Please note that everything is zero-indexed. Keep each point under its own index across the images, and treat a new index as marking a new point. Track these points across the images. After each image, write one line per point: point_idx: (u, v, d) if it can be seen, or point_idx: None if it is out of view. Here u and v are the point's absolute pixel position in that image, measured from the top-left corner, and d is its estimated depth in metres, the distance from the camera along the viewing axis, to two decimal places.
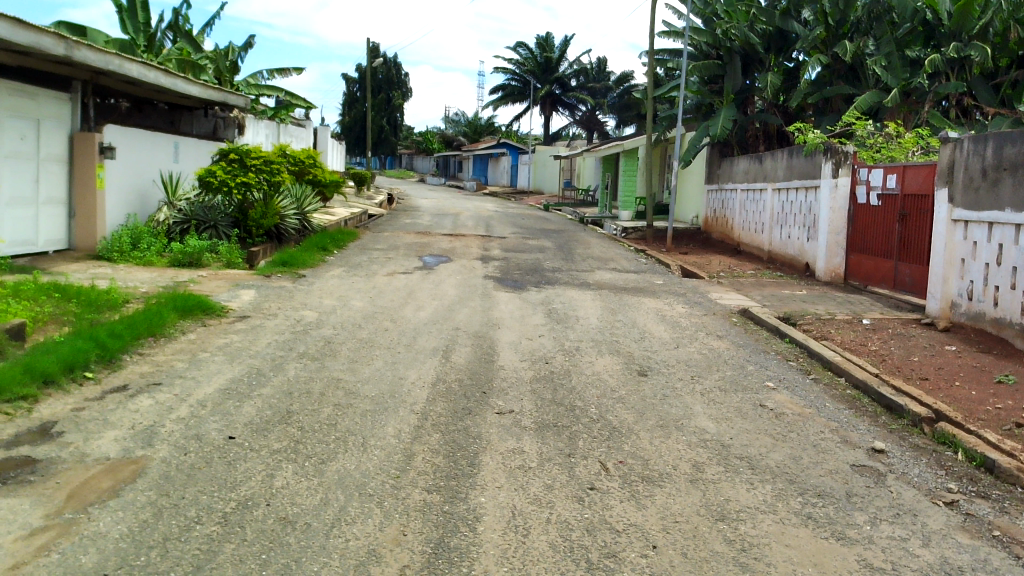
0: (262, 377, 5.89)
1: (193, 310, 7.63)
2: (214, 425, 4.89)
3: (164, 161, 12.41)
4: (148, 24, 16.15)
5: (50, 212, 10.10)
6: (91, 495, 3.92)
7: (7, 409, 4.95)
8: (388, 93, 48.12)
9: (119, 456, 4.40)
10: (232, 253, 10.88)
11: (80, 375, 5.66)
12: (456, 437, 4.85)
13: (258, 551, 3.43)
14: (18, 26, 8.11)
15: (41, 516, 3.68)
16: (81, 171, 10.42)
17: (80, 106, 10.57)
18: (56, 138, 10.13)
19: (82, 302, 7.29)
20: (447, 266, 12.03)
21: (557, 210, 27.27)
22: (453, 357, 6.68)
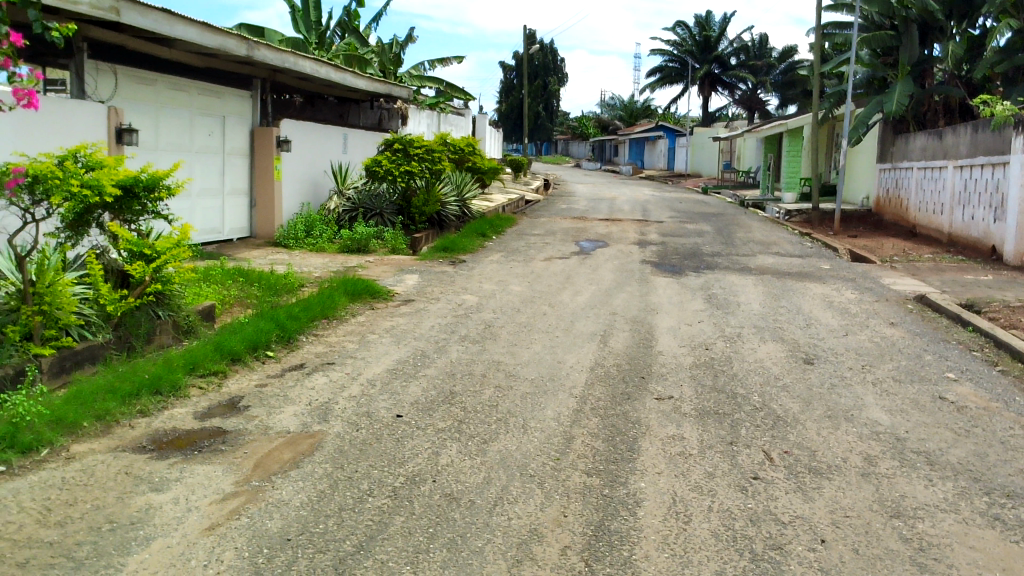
0: (427, 359, 6.12)
1: (363, 294, 8.00)
2: (384, 404, 5.13)
3: (334, 152, 13.05)
4: (319, 22, 17.06)
5: (234, 202, 10.87)
6: (274, 465, 4.21)
7: (201, 383, 5.41)
8: (545, 79, 48.43)
9: (298, 430, 4.70)
10: (397, 240, 11.30)
11: (262, 354, 6.08)
12: (615, 421, 4.85)
13: (426, 525, 3.57)
14: (207, 31, 8.74)
15: (231, 482, 4.00)
16: (260, 164, 11.13)
17: (260, 103, 11.28)
18: (239, 133, 10.88)
19: (263, 285, 7.81)
20: (603, 251, 12.00)
21: (717, 193, 26.61)
22: (611, 342, 6.68)
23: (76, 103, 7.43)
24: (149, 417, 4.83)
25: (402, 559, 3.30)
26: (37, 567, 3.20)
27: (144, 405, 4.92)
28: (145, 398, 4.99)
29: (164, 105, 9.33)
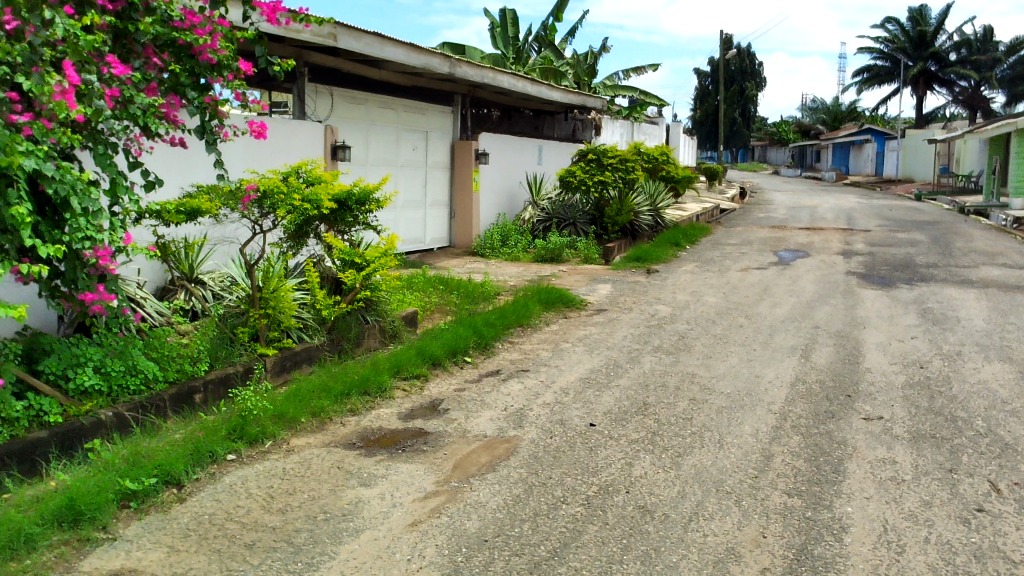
0: (620, 369, 6.10)
1: (556, 303, 8.12)
2: (577, 412, 5.17)
3: (529, 163, 13.34)
4: (516, 38, 17.59)
5: (435, 213, 11.39)
6: (472, 467, 4.35)
7: (405, 385, 5.70)
8: (742, 84, 47.06)
9: (494, 434, 4.84)
10: (590, 249, 11.37)
11: (461, 359, 6.32)
12: (819, 441, 4.62)
13: (619, 535, 3.56)
14: (413, 51, 9.21)
15: (433, 482, 4.17)
16: (460, 176, 11.59)
17: (460, 118, 11.75)
18: (441, 147, 11.37)
19: (462, 293, 8.10)
20: (804, 261, 11.47)
21: (932, 199, 24.75)
22: (813, 357, 6.36)
23: (298, 124, 8.07)
24: (358, 415, 5.15)
25: (596, 568, 3.31)
26: (262, 549, 3.49)
27: (354, 404, 5.26)
28: (355, 398, 5.33)
29: (374, 122, 9.93)
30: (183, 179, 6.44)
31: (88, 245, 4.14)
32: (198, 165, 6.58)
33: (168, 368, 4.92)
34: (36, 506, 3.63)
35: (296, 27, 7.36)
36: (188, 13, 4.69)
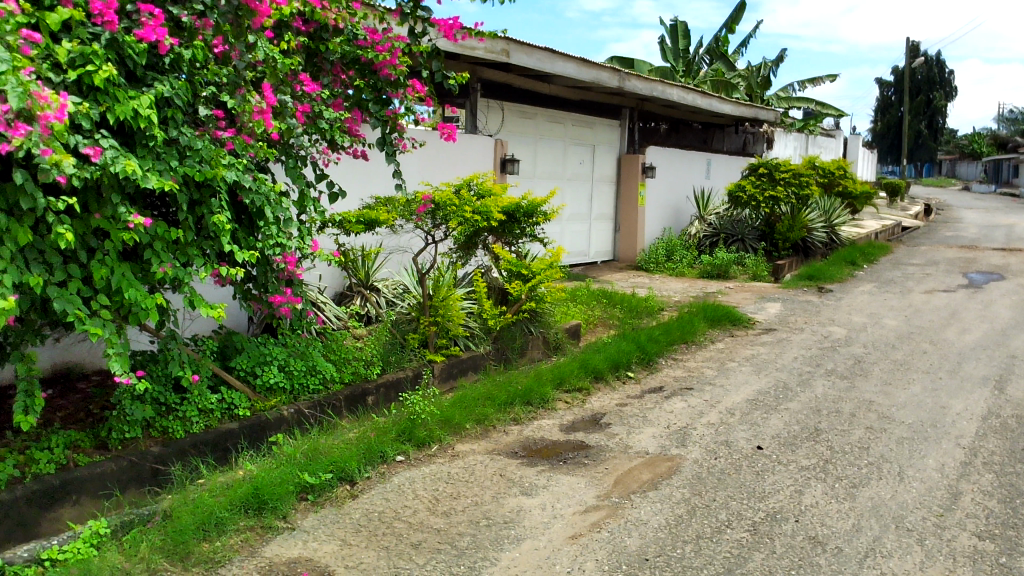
0: (790, 392, 5.86)
1: (722, 320, 7.91)
2: (743, 434, 5.00)
3: (697, 177, 13.11)
4: (687, 51, 17.52)
5: (600, 226, 11.40)
6: (633, 484, 4.30)
7: (567, 398, 5.73)
8: (929, 94, 44.19)
9: (656, 452, 4.76)
10: (759, 266, 11.00)
11: (623, 374, 6.27)
12: (1015, 481, 4.23)
13: (787, 566, 3.41)
14: (583, 65, 9.27)
15: (594, 496, 4.16)
16: (626, 190, 11.55)
17: (627, 131, 11.70)
18: (608, 161, 11.37)
19: (625, 308, 8.05)
20: (998, 285, 10.59)
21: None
22: (1009, 389, 5.85)
23: (471, 138, 8.31)
24: (520, 425, 5.23)
25: None
26: (427, 549, 3.60)
27: (517, 413, 5.34)
28: (518, 408, 5.40)
29: (543, 136, 10.07)
30: (363, 191, 6.78)
31: (277, 251, 4.44)
32: (377, 178, 6.91)
33: (344, 370, 5.18)
34: (226, 492, 3.89)
35: (470, 44, 7.59)
36: (370, 32, 4.91)
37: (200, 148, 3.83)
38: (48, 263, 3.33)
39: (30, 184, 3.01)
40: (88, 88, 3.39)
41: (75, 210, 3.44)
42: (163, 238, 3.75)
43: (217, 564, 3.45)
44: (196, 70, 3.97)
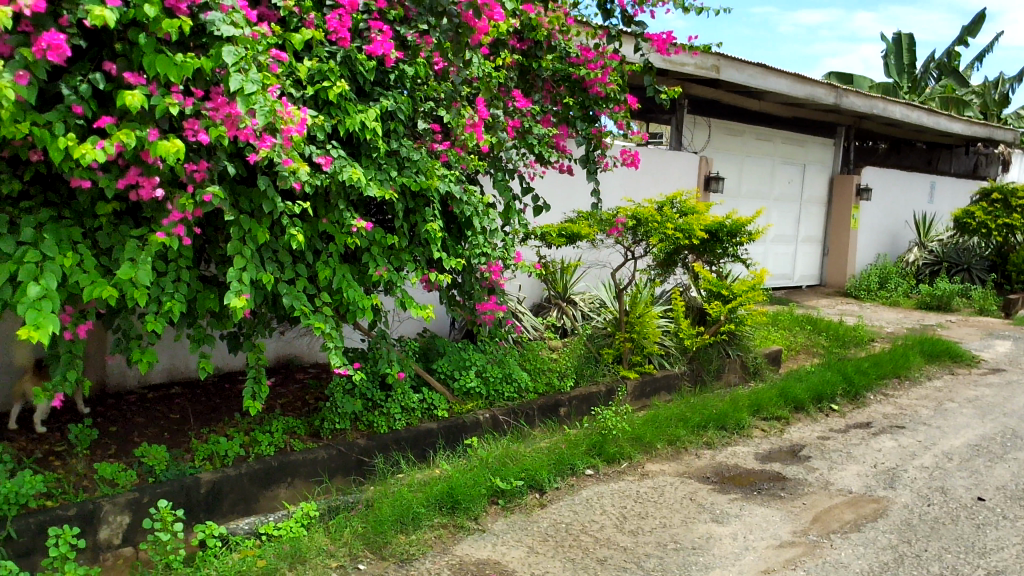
0: (1020, 440, 5.30)
1: (942, 355, 7.31)
2: (962, 482, 4.59)
3: (919, 201, 12.22)
4: (912, 65, 16.35)
5: (807, 249, 10.91)
6: (833, 523, 4.06)
7: (764, 426, 5.52)
8: None
9: (861, 491, 4.47)
10: (987, 300, 10.07)
11: (826, 406, 5.94)
12: None
13: None
14: (798, 81, 8.91)
15: (789, 531, 3.97)
16: (837, 212, 10.98)
17: (842, 151, 11.13)
18: (818, 181, 10.86)
19: (831, 336, 7.64)
20: None
21: None
22: None
23: (675, 154, 8.21)
24: (714, 450, 5.09)
25: None
26: (613, 566, 3.58)
27: (710, 437, 5.20)
28: (712, 432, 5.26)
29: (750, 154, 9.77)
30: (566, 205, 6.87)
31: (482, 260, 4.59)
32: (579, 192, 7.00)
33: (539, 380, 5.27)
34: (423, 488, 4.05)
35: (681, 60, 7.49)
36: (583, 49, 4.99)
37: (418, 159, 4.04)
38: (280, 262, 3.63)
39: (270, 189, 3.30)
40: (323, 101, 3.65)
41: (306, 215, 3.73)
42: (380, 243, 4.00)
43: (412, 556, 3.61)
44: (418, 86, 4.17)
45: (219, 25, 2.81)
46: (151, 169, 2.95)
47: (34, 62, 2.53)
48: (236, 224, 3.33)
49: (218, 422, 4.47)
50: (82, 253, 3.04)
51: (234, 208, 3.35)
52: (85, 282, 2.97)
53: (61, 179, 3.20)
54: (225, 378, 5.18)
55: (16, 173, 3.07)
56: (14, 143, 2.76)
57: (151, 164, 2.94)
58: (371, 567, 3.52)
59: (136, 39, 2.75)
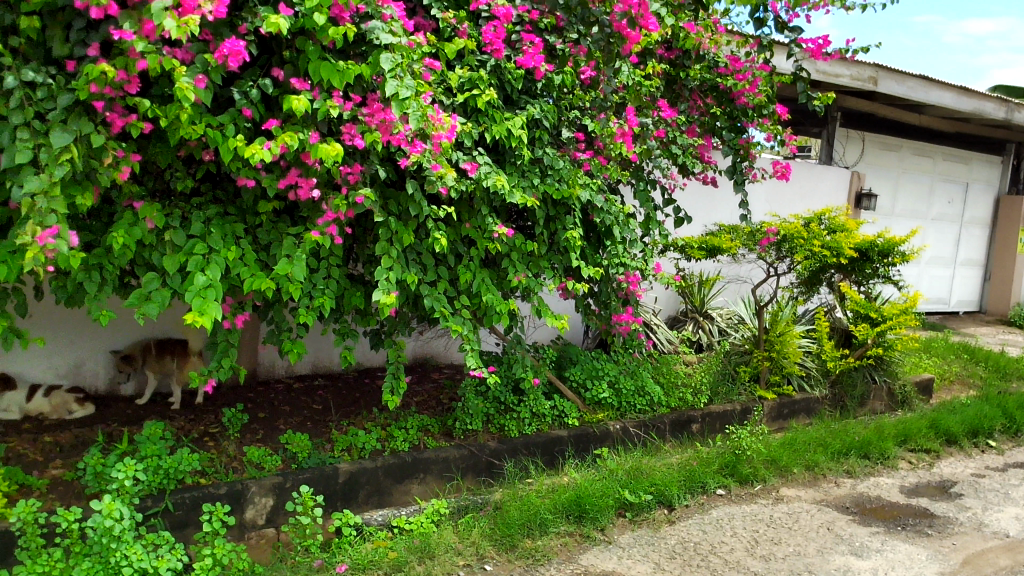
0: None
1: None
2: None
3: None
4: None
5: (966, 273, 10.23)
6: (986, 568, 3.79)
7: (911, 458, 5.22)
8: None
9: (1019, 536, 4.15)
10: None
11: (982, 442, 5.56)
12: None
13: None
14: (965, 94, 8.39)
15: (937, 572, 3.73)
16: (1002, 235, 10.26)
17: (1010, 169, 10.40)
18: (982, 201, 10.19)
19: (990, 366, 7.14)
20: None
21: None
22: None
23: (825, 169, 7.91)
24: (855, 479, 4.85)
25: None
26: None
27: (851, 466, 4.97)
28: (854, 460, 5.03)
29: (907, 170, 9.28)
30: (707, 217, 6.74)
31: (621, 270, 4.57)
32: (722, 205, 6.85)
33: (672, 396, 5.18)
34: (551, 495, 4.06)
35: (836, 71, 7.21)
36: (731, 58, 4.87)
37: (561, 168, 4.07)
38: (423, 264, 3.75)
39: (418, 194, 3.40)
40: (472, 109, 3.74)
41: (450, 219, 3.83)
42: (520, 249, 4.05)
43: (538, 562, 3.63)
44: (563, 95, 4.21)
45: (378, 32, 2.93)
46: (309, 170, 3.10)
47: (212, 66, 2.72)
48: (385, 226, 3.46)
49: (357, 415, 4.65)
50: (244, 248, 3.24)
51: (384, 210, 3.49)
52: (246, 276, 3.16)
53: (227, 178, 3.42)
54: (365, 373, 5.39)
55: (189, 171, 3.30)
56: (190, 143, 2.98)
57: (309, 165, 3.09)
58: (498, 569, 3.57)
59: (303, 46, 2.92)
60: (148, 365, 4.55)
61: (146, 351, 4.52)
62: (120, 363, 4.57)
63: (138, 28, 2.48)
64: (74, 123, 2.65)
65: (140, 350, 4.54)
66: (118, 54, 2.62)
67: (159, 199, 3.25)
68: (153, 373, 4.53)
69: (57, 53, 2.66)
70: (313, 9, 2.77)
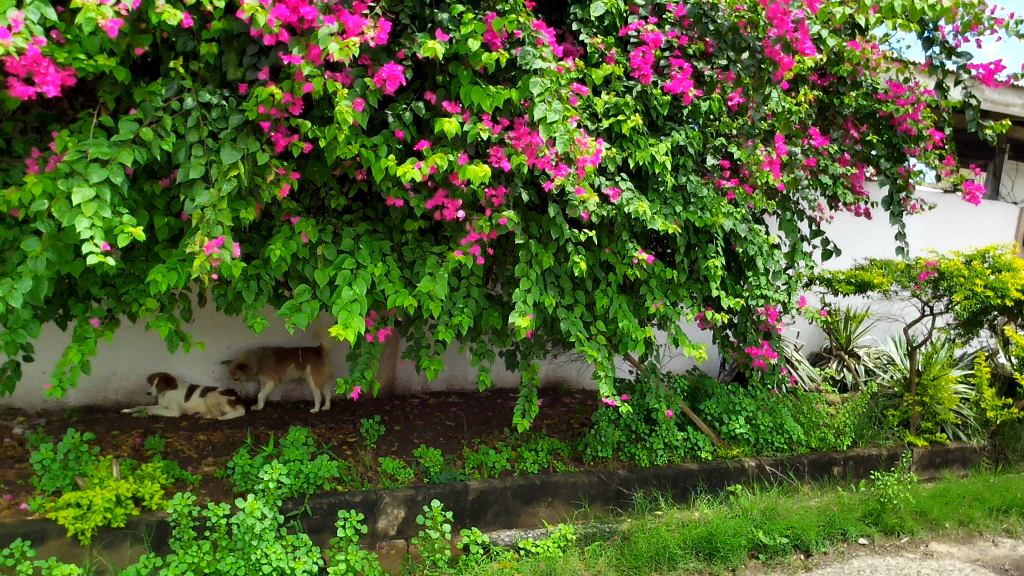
0: None
1: None
2: None
3: None
4: None
5: None
6: None
7: None
8: None
9: None
10: None
11: None
12: None
13: None
14: None
15: None
16: None
17: None
18: None
19: None
20: None
21: None
22: None
23: (990, 204, 7.41)
24: (1016, 539, 4.48)
25: None
26: None
27: (1012, 524, 4.59)
28: (1016, 518, 4.64)
29: None
30: (857, 251, 6.45)
31: (762, 302, 4.42)
32: (874, 238, 6.53)
33: (813, 435, 4.94)
34: (681, 529, 3.96)
35: (1007, 99, 6.76)
36: (893, 85, 4.67)
37: (704, 196, 4.00)
38: (561, 287, 3.77)
39: (559, 217, 3.42)
40: (617, 135, 3.74)
41: (590, 244, 3.83)
42: (659, 276, 4.00)
43: None
44: (709, 121, 4.13)
45: (529, 57, 2.98)
46: (455, 192, 3.18)
47: (371, 89, 2.84)
48: (525, 249, 3.49)
49: (489, 434, 4.70)
50: (390, 265, 3.35)
51: (525, 233, 3.54)
52: (391, 291, 3.26)
53: (378, 197, 3.56)
54: (499, 393, 5.45)
55: (343, 190, 3.46)
56: (345, 163, 3.13)
57: (455, 187, 3.18)
58: None
59: (456, 72, 3.01)
60: (264, 372, 4.71)
61: (264, 358, 4.70)
62: (236, 374, 4.73)
63: (306, 53, 2.64)
64: (243, 142, 2.82)
65: (256, 359, 4.71)
66: (285, 78, 2.78)
67: (313, 216, 3.41)
68: (271, 379, 4.70)
69: (231, 77, 2.86)
70: (467, 35, 2.87)
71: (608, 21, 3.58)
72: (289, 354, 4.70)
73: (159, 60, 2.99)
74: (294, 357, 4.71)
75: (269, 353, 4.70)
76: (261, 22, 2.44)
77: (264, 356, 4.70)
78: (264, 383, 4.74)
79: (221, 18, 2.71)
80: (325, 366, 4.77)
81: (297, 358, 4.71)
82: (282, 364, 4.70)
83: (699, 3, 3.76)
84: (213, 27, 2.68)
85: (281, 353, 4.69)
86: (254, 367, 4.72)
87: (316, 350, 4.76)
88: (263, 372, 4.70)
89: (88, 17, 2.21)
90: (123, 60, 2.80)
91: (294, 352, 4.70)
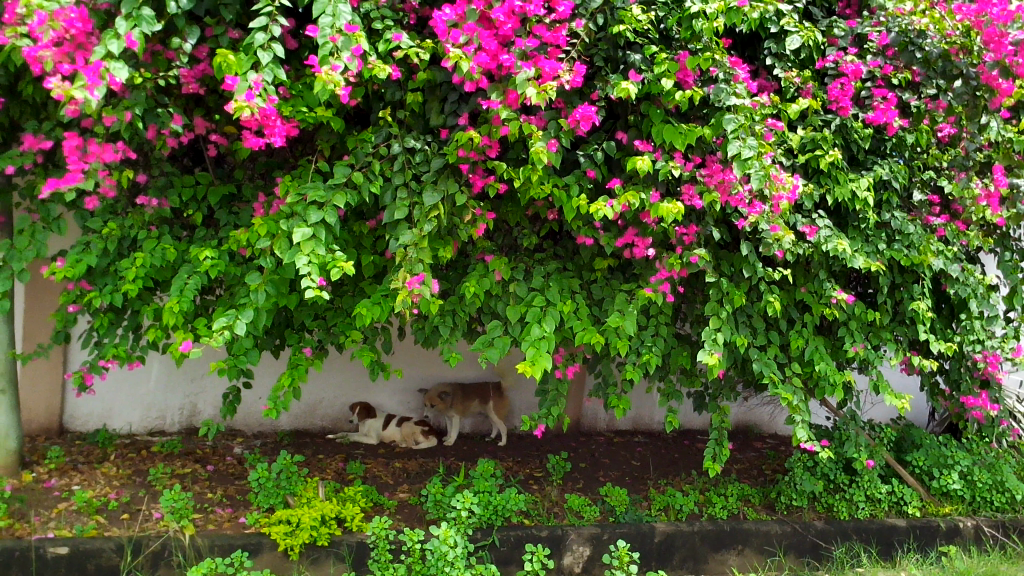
0: None
1: None
2: None
3: None
4: None
5: None
6: None
7: None
8: None
9: None
10: None
11: None
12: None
13: None
14: None
15: None
16: None
17: None
18: None
19: None
20: None
21: None
22: None
23: None
24: None
25: None
26: None
27: None
28: None
29: None
30: None
31: (977, 348, 4.08)
32: None
33: None
34: None
35: None
36: None
37: (911, 233, 3.77)
38: (753, 327, 3.67)
39: (752, 255, 3.32)
40: (814, 171, 3.60)
41: (785, 283, 3.71)
42: (860, 318, 3.80)
43: None
44: (916, 154, 3.93)
45: (723, 94, 2.97)
46: (646, 230, 3.20)
47: (564, 130, 2.92)
48: (716, 287, 3.42)
49: (675, 475, 4.62)
50: (579, 302, 3.40)
51: (716, 271, 3.47)
52: (579, 328, 3.30)
53: (568, 236, 3.63)
54: (686, 435, 5.35)
55: (534, 229, 3.55)
56: (538, 202, 3.22)
57: (646, 225, 3.19)
58: None
59: (648, 111, 3.04)
60: (453, 407, 4.82)
61: (453, 395, 4.81)
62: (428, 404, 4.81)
63: (504, 99, 2.75)
64: (443, 183, 2.98)
65: (445, 394, 4.81)
66: (483, 123, 2.92)
67: (506, 254, 3.53)
68: (458, 415, 4.81)
69: (434, 123, 3.04)
70: (660, 74, 2.89)
71: (805, 54, 3.47)
72: (473, 390, 4.83)
73: (370, 110, 3.22)
74: (479, 393, 4.84)
75: (456, 389, 4.82)
76: (464, 68, 2.61)
77: (451, 392, 4.81)
78: (452, 418, 4.85)
79: (426, 69, 2.90)
80: (506, 403, 4.90)
81: (481, 395, 4.84)
82: (466, 400, 4.82)
83: (905, 30, 3.51)
84: (419, 77, 2.88)
85: (466, 389, 4.82)
86: (442, 402, 4.81)
87: (498, 387, 4.89)
88: (451, 408, 4.80)
89: (327, 88, 2.45)
90: (339, 111, 3.05)
91: (479, 388, 4.83)
